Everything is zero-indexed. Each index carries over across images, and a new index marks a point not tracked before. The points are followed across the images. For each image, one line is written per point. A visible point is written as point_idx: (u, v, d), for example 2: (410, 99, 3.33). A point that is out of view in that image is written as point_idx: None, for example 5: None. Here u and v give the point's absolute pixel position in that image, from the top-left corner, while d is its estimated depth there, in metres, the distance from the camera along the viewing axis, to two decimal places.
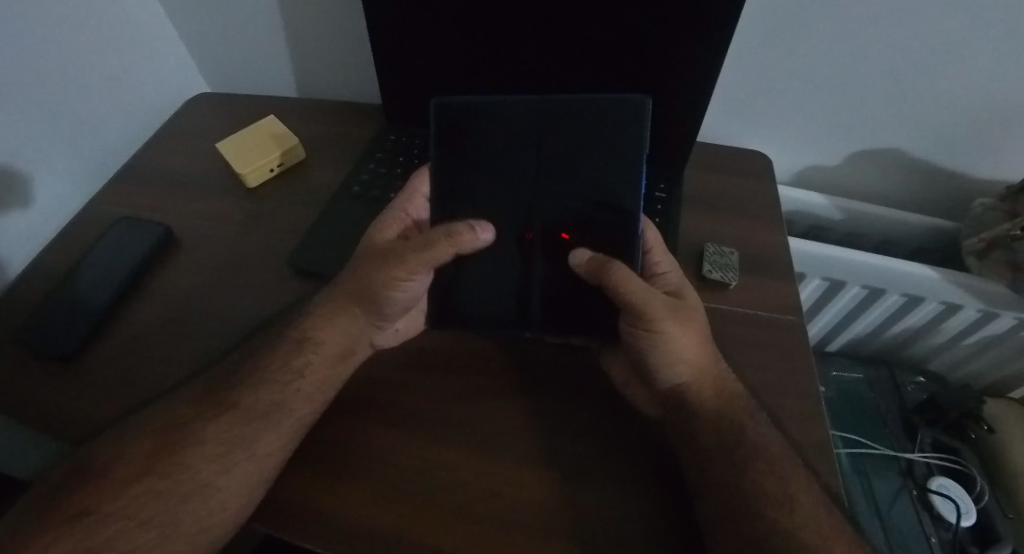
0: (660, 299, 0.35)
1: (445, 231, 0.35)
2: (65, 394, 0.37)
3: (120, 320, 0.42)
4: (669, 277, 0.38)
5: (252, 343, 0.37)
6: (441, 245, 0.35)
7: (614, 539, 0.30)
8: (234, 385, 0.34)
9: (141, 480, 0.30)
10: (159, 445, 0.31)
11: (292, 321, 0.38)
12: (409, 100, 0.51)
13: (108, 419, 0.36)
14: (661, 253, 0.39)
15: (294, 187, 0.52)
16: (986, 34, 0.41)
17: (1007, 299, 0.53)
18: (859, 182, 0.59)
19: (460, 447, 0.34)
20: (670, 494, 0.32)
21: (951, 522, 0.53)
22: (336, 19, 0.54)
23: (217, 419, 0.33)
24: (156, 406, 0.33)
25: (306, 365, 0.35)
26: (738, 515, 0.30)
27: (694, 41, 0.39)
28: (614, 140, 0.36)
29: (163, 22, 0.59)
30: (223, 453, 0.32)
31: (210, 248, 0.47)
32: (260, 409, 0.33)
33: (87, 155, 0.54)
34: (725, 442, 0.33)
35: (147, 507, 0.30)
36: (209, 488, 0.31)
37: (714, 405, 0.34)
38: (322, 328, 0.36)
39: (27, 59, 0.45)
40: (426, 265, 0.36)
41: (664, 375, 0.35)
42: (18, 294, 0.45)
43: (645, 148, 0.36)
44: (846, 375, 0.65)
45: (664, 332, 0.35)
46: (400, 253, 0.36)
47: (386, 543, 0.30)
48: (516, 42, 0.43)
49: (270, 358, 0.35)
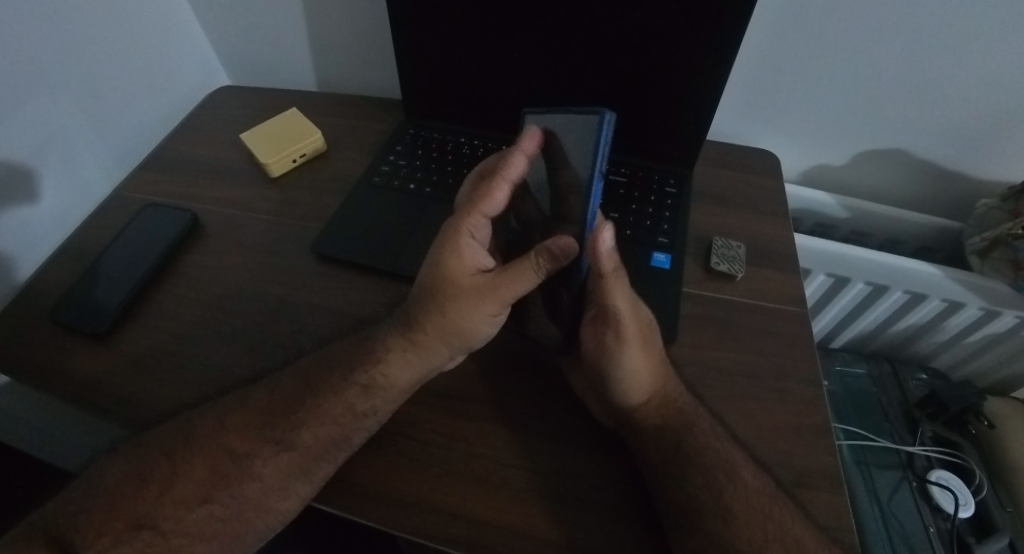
0: (633, 324, 0.34)
1: (530, 260, 0.31)
2: (112, 378, 0.39)
3: (149, 303, 0.43)
4: (626, 318, 0.34)
5: (303, 363, 0.35)
6: (529, 273, 0.32)
7: (594, 520, 0.31)
8: (296, 424, 0.33)
9: (203, 505, 0.31)
10: (218, 472, 0.32)
11: (353, 357, 0.35)
12: (427, 94, 0.53)
13: (155, 412, 0.37)
14: (615, 281, 0.34)
15: (315, 178, 0.54)
16: (989, 35, 0.42)
17: (1007, 299, 0.54)
18: (866, 181, 0.60)
19: (476, 423, 0.36)
20: (632, 494, 0.33)
21: (949, 514, 0.54)
22: (356, 14, 0.55)
23: (277, 457, 0.32)
24: (207, 418, 0.33)
25: (370, 408, 0.34)
26: (705, 526, 0.30)
27: (708, 45, 0.40)
28: (578, 159, 0.30)
29: (188, 17, 0.61)
30: (282, 485, 0.32)
31: (236, 236, 0.49)
32: (319, 446, 0.32)
33: (114, 143, 0.56)
34: (667, 455, 0.33)
35: (207, 527, 0.31)
36: (269, 510, 0.32)
37: (658, 419, 0.34)
38: (393, 370, 0.34)
39: (53, 50, 0.47)
40: (514, 297, 0.33)
41: (617, 396, 0.34)
42: (49, 277, 0.47)
43: (594, 166, 0.29)
44: (849, 370, 0.66)
45: (618, 352, 0.34)
46: (490, 288, 0.33)
47: (409, 511, 0.32)
48: (534, 40, 0.44)
49: (333, 401, 0.33)
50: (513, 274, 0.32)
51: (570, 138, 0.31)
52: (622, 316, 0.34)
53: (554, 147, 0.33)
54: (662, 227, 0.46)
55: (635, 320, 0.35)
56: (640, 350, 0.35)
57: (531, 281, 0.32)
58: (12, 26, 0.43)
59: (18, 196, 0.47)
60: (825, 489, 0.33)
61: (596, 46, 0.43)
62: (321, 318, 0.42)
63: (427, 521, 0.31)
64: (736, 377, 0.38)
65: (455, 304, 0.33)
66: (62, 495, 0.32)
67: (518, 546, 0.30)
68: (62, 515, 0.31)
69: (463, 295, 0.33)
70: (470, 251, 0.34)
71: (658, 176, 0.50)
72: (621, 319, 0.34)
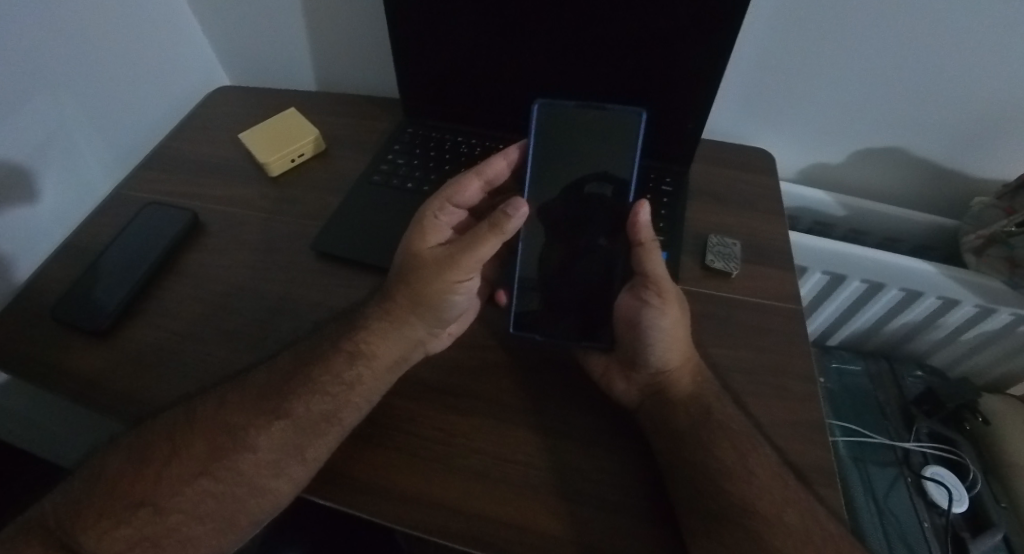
0: (672, 289, 0.37)
1: (487, 224, 0.35)
2: (114, 375, 0.39)
3: (150, 298, 0.44)
4: (666, 282, 0.36)
5: (298, 347, 0.36)
6: (486, 237, 0.35)
7: (597, 511, 0.32)
8: (286, 393, 0.34)
9: (197, 480, 0.31)
10: (213, 449, 0.32)
11: (343, 330, 0.37)
12: (425, 93, 0.53)
13: (156, 405, 0.37)
14: (653, 246, 0.36)
15: (315, 176, 0.54)
16: (984, 33, 0.43)
17: (1002, 296, 0.55)
18: (861, 180, 0.60)
19: (474, 416, 0.36)
20: (643, 481, 0.33)
21: (944, 509, 0.54)
22: (355, 14, 0.56)
23: (269, 428, 0.33)
24: (208, 405, 0.33)
25: (356, 377, 0.35)
26: (707, 515, 0.31)
27: (703, 44, 0.41)
28: (614, 145, 0.37)
29: (189, 18, 0.62)
30: (274, 460, 0.32)
31: (235, 233, 0.49)
32: (311, 418, 0.33)
33: (115, 142, 0.57)
34: (697, 421, 0.35)
35: (201, 505, 0.31)
36: (261, 489, 0.32)
37: (662, 407, 0.36)
38: (376, 341, 0.36)
39: (54, 50, 0.48)
40: (478, 264, 0.36)
41: (651, 357, 0.37)
42: (49, 274, 0.47)
43: (636, 152, 0.37)
44: (846, 367, 0.67)
45: (658, 312, 0.36)
46: (451, 255, 0.36)
47: (411, 504, 0.32)
48: (531, 39, 0.45)
49: (323, 370, 0.34)
50: (475, 240, 0.35)
51: (600, 134, 0.37)
52: (664, 279, 0.36)
53: (580, 140, 0.37)
54: (658, 224, 0.46)
55: (673, 285, 0.37)
56: (677, 315, 0.37)
57: (489, 246, 0.35)
58: (11, 22, 0.43)
59: (19, 194, 0.48)
60: (821, 484, 0.33)
61: (591, 45, 0.44)
62: (322, 314, 0.42)
63: (428, 515, 0.31)
64: (730, 372, 0.39)
65: (423, 273, 0.36)
66: (64, 484, 0.32)
67: (517, 538, 0.31)
68: (61, 503, 0.31)
69: (429, 266, 0.36)
70: (434, 230, 0.38)
71: (654, 174, 0.50)
72: (661, 280, 0.36)
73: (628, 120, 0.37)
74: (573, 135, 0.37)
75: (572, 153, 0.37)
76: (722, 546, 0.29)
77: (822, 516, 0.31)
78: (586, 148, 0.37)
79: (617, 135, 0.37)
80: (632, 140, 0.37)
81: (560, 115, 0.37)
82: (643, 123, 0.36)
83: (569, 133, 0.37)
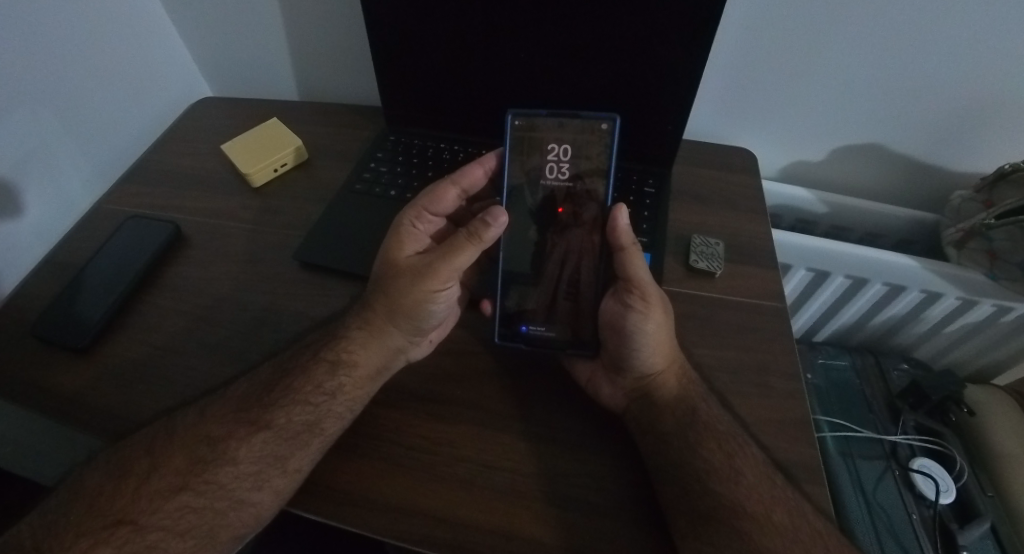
0: (655, 291, 0.37)
1: (465, 233, 0.36)
2: (94, 393, 0.39)
3: (131, 313, 0.44)
4: (648, 285, 0.37)
5: (280, 359, 0.36)
6: (464, 246, 0.36)
7: (585, 513, 0.32)
8: (268, 404, 0.34)
9: (179, 494, 0.31)
10: (193, 461, 0.32)
11: (324, 340, 0.37)
12: (406, 100, 0.53)
13: (136, 422, 0.37)
14: (633, 249, 0.37)
15: (297, 186, 0.54)
16: (959, 33, 0.44)
17: (983, 288, 0.55)
18: (842, 176, 0.61)
19: (459, 423, 0.36)
20: (630, 483, 0.33)
21: (932, 500, 0.54)
22: (335, 25, 0.56)
23: (251, 439, 0.33)
24: (191, 417, 0.33)
25: (338, 387, 0.35)
26: (694, 515, 0.31)
27: (679, 47, 0.41)
28: (592, 150, 0.37)
29: (171, 32, 0.62)
30: (255, 473, 0.32)
31: (218, 245, 0.49)
32: (293, 428, 0.33)
33: (97, 156, 0.56)
34: (682, 421, 0.35)
35: (182, 520, 0.31)
36: (242, 503, 0.32)
37: (646, 409, 0.36)
38: (356, 350, 0.36)
39: (37, 65, 0.48)
40: (456, 272, 0.36)
41: (637, 362, 0.37)
42: (27, 292, 0.46)
43: (613, 157, 0.37)
44: (833, 363, 0.67)
45: (642, 316, 0.36)
46: (429, 264, 0.36)
47: (396, 515, 0.32)
48: (508, 45, 0.45)
49: (304, 380, 0.35)
50: (453, 250, 0.36)
51: (575, 142, 0.37)
52: (645, 281, 0.36)
53: (555, 147, 0.37)
54: (641, 226, 0.46)
55: (655, 288, 0.37)
56: (661, 318, 0.37)
57: (467, 255, 0.36)
58: None
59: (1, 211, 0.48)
60: (807, 482, 0.34)
61: (568, 49, 0.44)
62: (306, 324, 0.42)
63: (414, 524, 0.31)
64: (714, 372, 0.39)
65: (401, 282, 0.36)
66: (42, 505, 0.32)
67: (504, 546, 0.30)
68: (36, 526, 0.31)
69: (406, 276, 0.36)
70: (411, 239, 0.38)
71: (636, 176, 0.50)
72: (642, 282, 0.37)
73: (603, 125, 0.37)
74: (547, 144, 0.37)
75: (549, 159, 0.38)
76: (709, 545, 0.30)
77: (809, 512, 0.31)
78: (562, 155, 0.37)
79: (592, 141, 0.37)
80: (608, 146, 0.37)
81: (535, 124, 0.37)
82: (617, 127, 0.36)
83: (546, 138, 0.37)
